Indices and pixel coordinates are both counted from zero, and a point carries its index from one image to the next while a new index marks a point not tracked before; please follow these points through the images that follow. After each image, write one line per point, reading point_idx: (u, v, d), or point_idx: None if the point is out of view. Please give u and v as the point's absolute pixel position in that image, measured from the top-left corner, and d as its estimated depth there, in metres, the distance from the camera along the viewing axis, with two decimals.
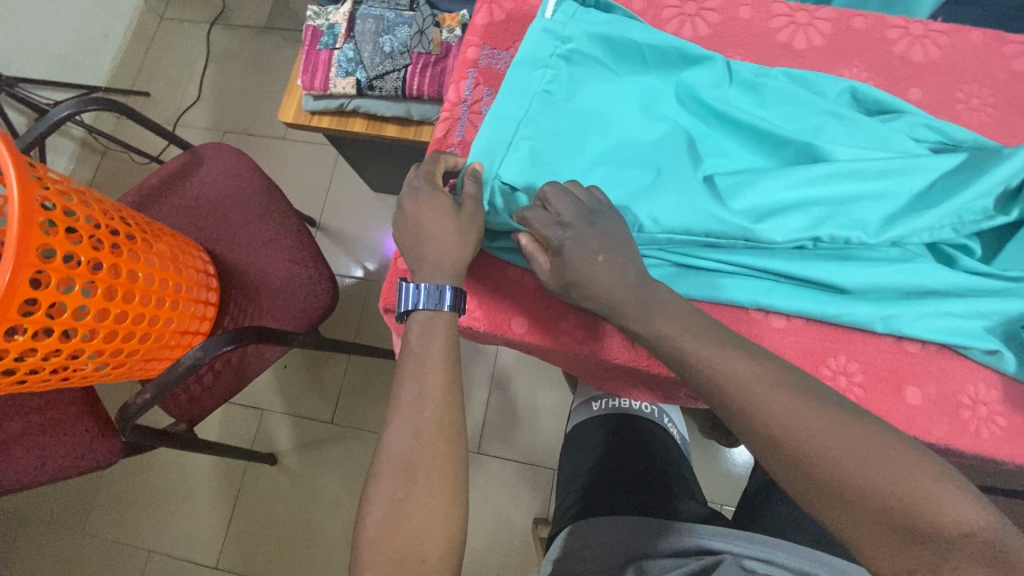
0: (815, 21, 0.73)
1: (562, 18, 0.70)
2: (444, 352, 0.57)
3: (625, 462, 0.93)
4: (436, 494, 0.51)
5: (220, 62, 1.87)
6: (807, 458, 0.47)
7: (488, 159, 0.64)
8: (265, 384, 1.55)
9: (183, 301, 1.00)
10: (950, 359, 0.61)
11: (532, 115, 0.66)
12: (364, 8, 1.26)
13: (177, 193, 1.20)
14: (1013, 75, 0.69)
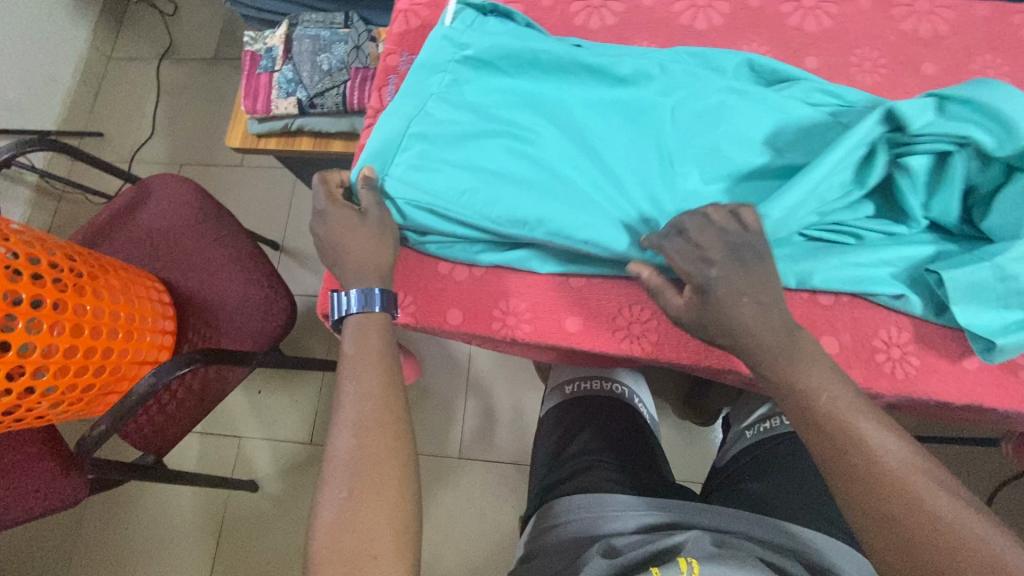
0: (713, 2, 0.76)
1: (461, 28, 0.73)
2: (380, 355, 0.58)
3: (599, 440, 0.88)
4: (382, 482, 0.51)
5: (172, 96, 1.88)
6: (865, 469, 0.49)
7: (379, 160, 0.67)
8: (240, 411, 1.55)
9: (137, 332, 1.00)
10: (862, 306, 0.63)
11: (425, 124, 0.68)
12: (301, 29, 1.28)
13: (128, 226, 1.21)
14: (902, 34, 0.73)
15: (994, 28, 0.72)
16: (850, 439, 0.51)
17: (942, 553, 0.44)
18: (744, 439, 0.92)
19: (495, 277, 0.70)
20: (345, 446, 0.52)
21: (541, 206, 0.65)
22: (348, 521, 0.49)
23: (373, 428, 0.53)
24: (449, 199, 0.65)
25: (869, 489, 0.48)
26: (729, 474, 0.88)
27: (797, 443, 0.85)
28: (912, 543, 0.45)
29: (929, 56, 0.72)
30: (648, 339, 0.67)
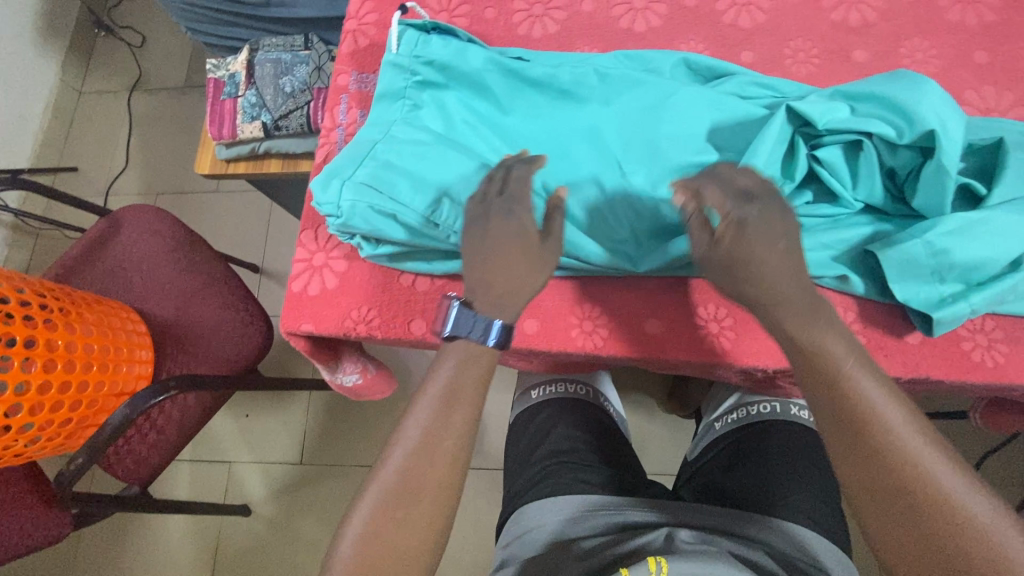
0: (650, 5, 0.79)
1: (406, 51, 0.75)
2: (447, 382, 0.56)
3: (569, 441, 0.89)
4: (421, 484, 0.53)
5: (145, 126, 1.89)
6: (857, 427, 0.48)
7: (337, 176, 0.69)
8: (228, 435, 1.55)
9: (112, 363, 1.00)
10: None
11: (382, 141, 0.72)
12: (261, 53, 1.29)
13: (101, 259, 1.21)
14: (833, 24, 0.75)
15: (922, 12, 0.74)
16: (843, 398, 0.50)
17: (924, 509, 0.45)
18: (715, 430, 0.94)
19: (455, 286, 0.71)
20: (396, 453, 0.54)
21: None
22: (384, 525, 0.51)
23: (443, 433, 0.54)
24: (404, 207, 0.67)
25: (858, 447, 0.48)
26: (701, 465, 0.90)
27: (762, 431, 0.87)
28: (911, 517, 0.45)
29: (860, 44, 0.74)
30: (599, 336, 0.69)
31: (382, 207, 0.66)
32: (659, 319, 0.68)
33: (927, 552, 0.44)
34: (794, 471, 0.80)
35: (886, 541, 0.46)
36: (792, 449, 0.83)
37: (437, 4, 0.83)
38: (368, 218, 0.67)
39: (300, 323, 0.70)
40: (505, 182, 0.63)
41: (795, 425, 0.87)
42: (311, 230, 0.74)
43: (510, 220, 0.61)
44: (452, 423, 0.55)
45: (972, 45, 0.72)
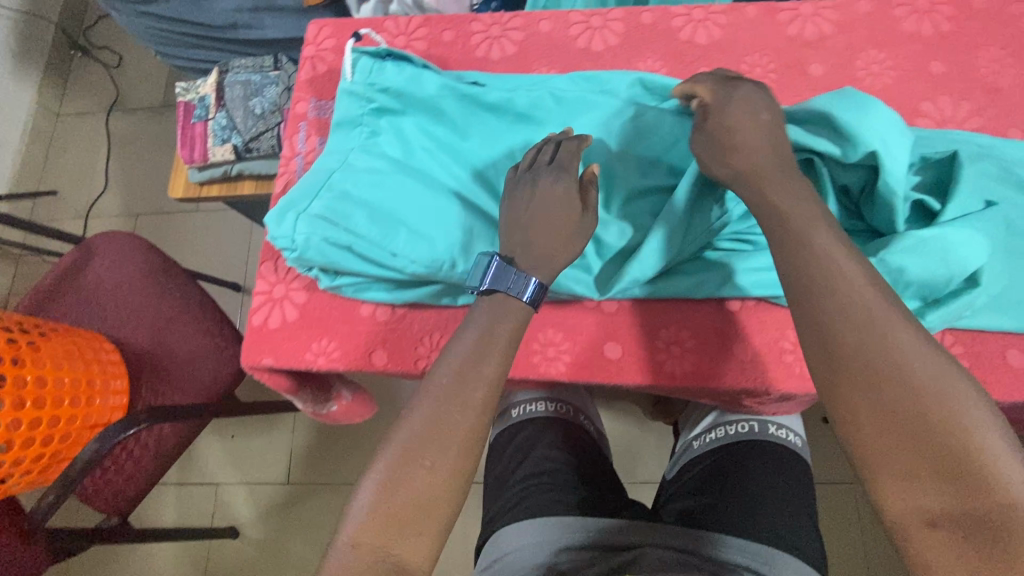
0: (607, 23, 0.78)
1: (361, 79, 0.75)
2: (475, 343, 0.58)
3: (545, 462, 0.88)
4: (447, 435, 0.53)
5: (123, 147, 1.87)
6: (842, 325, 0.46)
7: (293, 207, 0.68)
8: (215, 458, 1.54)
9: (85, 396, 0.98)
10: (768, 309, 0.65)
11: (338, 171, 0.71)
12: (231, 75, 1.26)
13: (74, 287, 1.20)
14: (789, 39, 0.75)
15: (877, 23, 0.74)
16: (830, 301, 0.47)
17: (905, 404, 0.42)
18: (693, 449, 0.94)
19: (415, 315, 0.70)
20: (426, 402, 0.54)
21: (453, 243, 0.67)
22: (410, 469, 0.51)
23: (473, 382, 0.55)
24: (360, 238, 0.66)
25: (846, 356, 0.45)
26: (679, 485, 0.89)
27: (739, 449, 0.87)
28: (892, 409, 0.43)
29: (816, 57, 0.74)
30: (562, 361, 0.66)
31: (337, 239, 0.66)
32: (620, 342, 0.66)
33: (922, 468, 0.41)
34: (771, 488, 0.80)
35: (863, 440, 0.43)
36: (770, 468, 0.83)
37: (395, 27, 0.82)
38: (324, 252, 0.66)
39: (260, 357, 0.70)
40: (556, 154, 0.65)
41: (773, 444, 0.87)
42: (270, 261, 0.73)
43: (557, 184, 0.63)
44: (480, 381, 0.55)
45: (927, 56, 0.72)
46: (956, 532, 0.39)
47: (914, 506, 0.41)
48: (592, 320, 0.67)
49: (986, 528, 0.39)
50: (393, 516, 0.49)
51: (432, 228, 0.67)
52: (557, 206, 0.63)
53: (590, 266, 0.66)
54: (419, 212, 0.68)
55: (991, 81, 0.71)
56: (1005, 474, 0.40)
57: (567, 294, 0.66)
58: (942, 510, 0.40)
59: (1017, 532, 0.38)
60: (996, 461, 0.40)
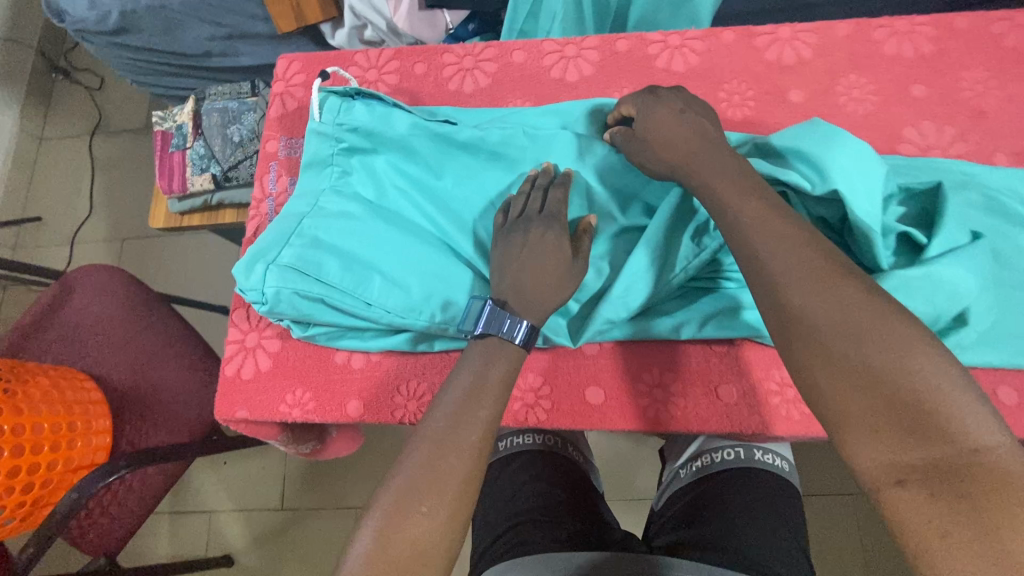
0: (582, 52, 0.77)
1: (329, 118, 0.73)
2: (466, 384, 0.57)
3: (538, 497, 0.83)
4: (446, 480, 0.51)
5: (108, 170, 1.73)
6: (804, 291, 0.46)
7: (263, 257, 0.66)
8: (208, 483, 1.44)
9: (65, 440, 0.95)
10: (754, 349, 0.63)
11: (308, 215, 0.69)
12: (208, 103, 1.23)
13: (56, 325, 1.18)
14: (768, 64, 0.73)
15: (856, 46, 0.72)
16: (794, 269, 0.48)
17: (870, 363, 0.42)
18: (681, 478, 0.92)
19: (392, 363, 0.68)
20: (422, 446, 0.52)
21: (428, 289, 0.65)
22: (407, 517, 0.48)
23: (470, 425, 0.54)
24: (331, 288, 0.64)
25: (811, 326, 0.45)
26: (668, 515, 0.86)
27: (729, 477, 0.85)
28: (856, 375, 0.42)
29: (795, 83, 0.72)
30: (542, 408, 0.65)
31: (307, 290, 0.64)
32: (601, 386, 0.64)
33: (890, 432, 0.40)
34: (766, 513, 0.77)
35: (830, 400, 0.43)
36: (764, 495, 0.81)
37: (366, 61, 0.80)
38: (293, 303, 0.64)
39: (234, 410, 0.68)
40: (546, 202, 0.64)
41: (761, 470, 0.85)
42: (243, 310, 0.71)
43: (549, 232, 0.62)
44: (462, 444, 0.53)
45: (909, 79, 0.70)
46: (926, 488, 0.37)
47: (882, 464, 0.39)
48: (572, 364, 0.66)
49: (957, 482, 0.37)
50: (393, 560, 0.46)
51: (405, 274, 0.66)
52: (550, 253, 0.61)
53: (568, 309, 0.65)
54: (391, 258, 0.66)
55: (975, 104, 0.69)
56: (973, 428, 0.38)
57: (544, 340, 0.65)
58: (911, 466, 0.38)
59: (988, 483, 0.36)
60: (962, 415, 0.39)
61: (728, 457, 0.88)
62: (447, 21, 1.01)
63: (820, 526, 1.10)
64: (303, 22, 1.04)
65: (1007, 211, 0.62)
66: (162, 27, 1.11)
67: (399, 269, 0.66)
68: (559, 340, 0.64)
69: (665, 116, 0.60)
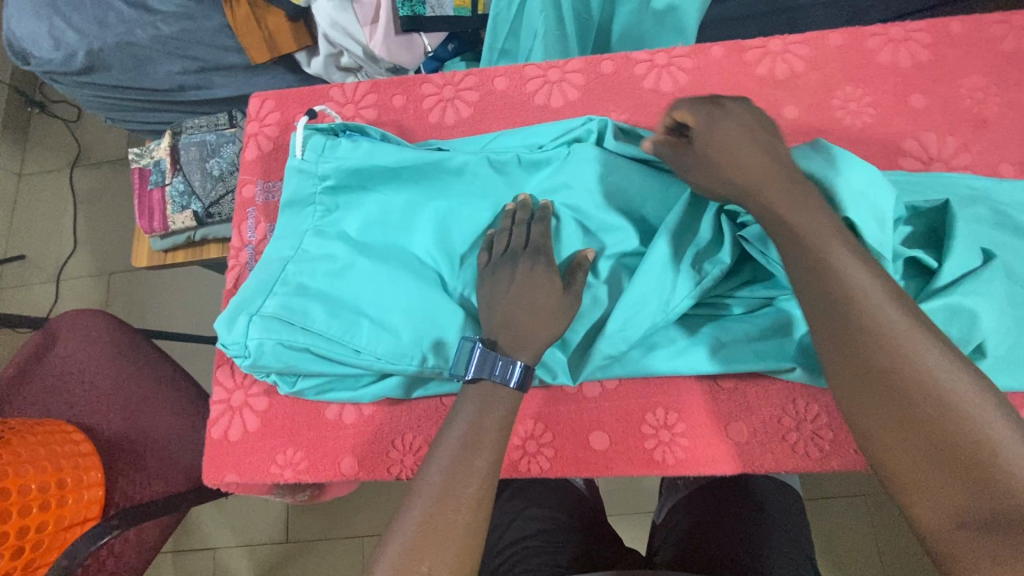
0: (566, 76, 0.74)
1: (312, 156, 0.68)
2: (463, 431, 0.53)
3: (534, 524, 0.79)
4: (444, 540, 0.47)
5: (89, 204, 1.61)
6: (858, 335, 0.42)
7: (245, 307, 0.63)
8: (207, 516, 1.30)
9: (57, 498, 0.80)
10: (763, 384, 0.60)
11: (293, 259, 0.65)
12: (184, 137, 1.18)
13: (39, 371, 1.03)
14: (760, 80, 0.70)
15: (850, 56, 0.70)
16: (846, 310, 0.44)
17: (926, 414, 0.39)
18: (678, 488, 0.89)
19: (386, 417, 0.65)
20: (418, 504, 0.49)
21: (418, 332, 0.62)
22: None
23: (466, 477, 0.50)
24: (318, 337, 0.61)
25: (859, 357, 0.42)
26: (670, 529, 0.83)
27: (728, 486, 0.83)
28: (908, 412, 0.40)
29: (789, 98, 0.69)
30: (544, 456, 0.62)
31: (293, 340, 0.61)
32: (606, 431, 0.61)
33: (944, 473, 0.37)
34: (769, 524, 0.76)
35: (882, 442, 0.40)
36: (763, 503, 0.80)
37: (342, 95, 0.77)
38: (279, 355, 0.61)
39: (223, 474, 0.65)
40: (530, 235, 0.62)
41: (755, 478, 0.83)
42: (226, 366, 0.68)
43: (538, 267, 0.59)
44: (464, 503, 0.49)
45: (907, 89, 0.68)
46: (986, 535, 0.35)
47: (940, 518, 0.37)
48: (572, 407, 0.63)
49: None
50: None
51: (396, 317, 0.62)
52: (540, 287, 0.58)
53: (567, 346, 0.62)
54: (378, 300, 0.63)
55: (977, 113, 0.66)
56: None
57: (538, 380, 0.62)
58: (974, 514, 0.36)
59: None
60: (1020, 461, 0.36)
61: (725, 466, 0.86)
62: (425, 44, 0.98)
63: (848, 540, 1.03)
64: (276, 52, 1.02)
65: (1019, 226, 0.60)
66: (131, 63, 1.08)
67: (388, 310, 0.62)
68: (561, 378, 0.61)
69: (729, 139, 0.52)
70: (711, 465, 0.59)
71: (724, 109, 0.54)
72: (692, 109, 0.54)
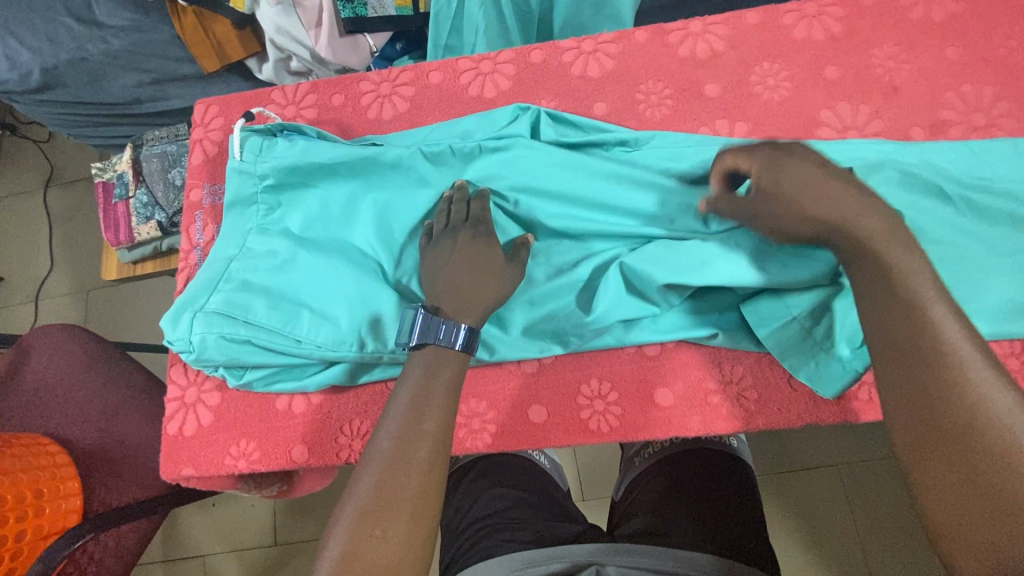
0: (497, 67, 0.76)
1: (251, 157, 0.69)
2: (411, 395, 0.54)
3: (496, 502, 0.79)
4: (396, 505, 0.48)
5: (64, 222, 1.62)
6: (917, 359, 0.42)
7: (192, 305, 0.65)
8: (192, 525, 1.27)
9: (32, 507, 0.78)
10: (688, 352, 0.63)
11: (236, 257, 0.67)
12: (145, 149, 1.18)
13: (12, 391, 0.98)
14: (682, 61, 0.73)
15: (766, 34, 0.72)
16: (922, 359, 0.42)
17: (990, 474, 0.37)
18: (635, 467, 0.90)
19: (333, 403, 0.67)
20: (370, 469, 0.50)
21: (361, 320, 0.64)
22: (361, 544, 0.46)
23: (418, 440, 0.51)
24: (260, 329, 0.63)
25: (917, 385, 0.41)
26: (630, 502, 0.83)
27: (683, 460, 0.84)
28: (964, 452, 0.38)
29: (710, 77, 0.72)
30: (487, 432, 0.64)
31: (234, 334, 0.63)
32: (544, 405, 0.64)
33: (992, 524, 0.36)
34: (722, 494, 0.78)
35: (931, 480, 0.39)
36: (720, 475, 0.81)
37: (283, 97, 0.79)
38: (226, 350, 0.64)
39: (179, 468, 0.67)
40: (469, 211, 0.64)
41: (707, 451, 0.85)
42: (180, 365, 0.70)
43: (479, 239, 0.62)
44: (415, 465, 0.50)
45: (821, 61, 0.70)
46: None
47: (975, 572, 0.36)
48: (511, 384, 0.65)
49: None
50: None
51: (336, 307, 0.64)
52: (477, 258, 0.61)
53: (509, 326, 0.64)
54: (321, 292, 0.65)
55: (888, 80, 0.69)
56: None
57: (476, 360, 0.64)
58: None
59: None
60: None
61: (675, 441, 0.87)
62: (370, 44, 1.01)
63: (819, 512, 1.04)
64: (226, 59, 1.04)
65: (927, 184, 0.62)
66: (86, 78, 1.09)
67: (332, 304, 0.65)
68: (511, 356, 0.64)
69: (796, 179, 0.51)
70: (644, 429, 0.62)
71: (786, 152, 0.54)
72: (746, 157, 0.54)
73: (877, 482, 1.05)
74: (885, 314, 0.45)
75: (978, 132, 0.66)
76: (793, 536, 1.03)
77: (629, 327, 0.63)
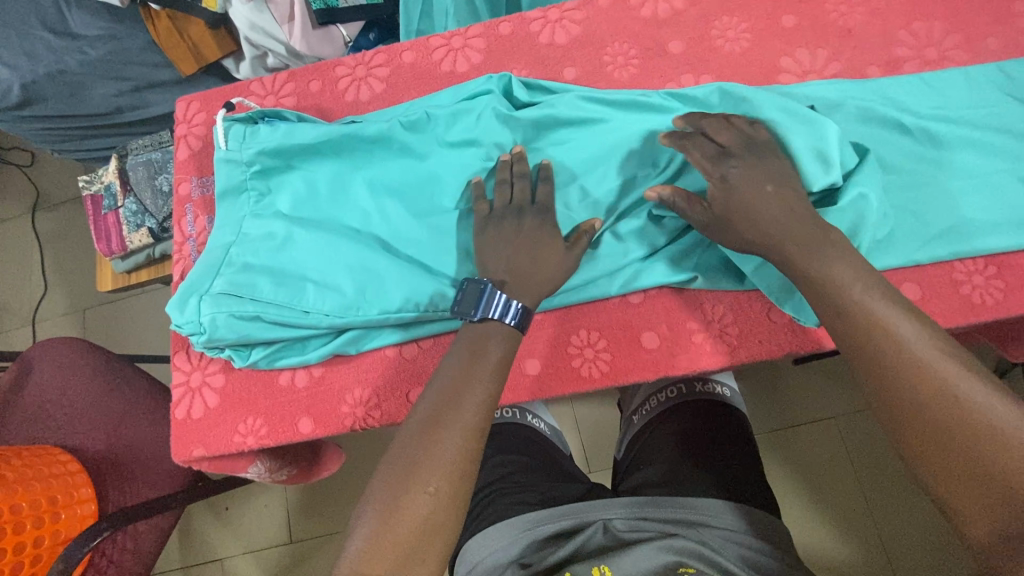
0: (468, 42, 0.78)
1: (235, 145, 0.71)
2: (455, 364, 0.57)
3: (502, 470, 0.81)
4: (439, 459, 0.51)
5: (54, 243, 1.63)
6: (880, 357, 0.49)
7: (195, 291, 0.67)
8: (208, 529, 1.28)
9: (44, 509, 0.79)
10: (670, 296, 0.66)
11: (234, 244, 0.69)
12: (131, 158, 1.19)
13: (18, 408, 0.99)
14: (645, 21, 0.75)
15: None
16: (908, 368, 0.47)
17: (987, 456, 0.42)
18: (634, 424, 0.90)
19: (334, 374, 0.70)
20: (417, 430, 0.53)
21: (360, 288, 0.67)
22: (413, 498, 0.49)
23: (461, 403, 0.54)
24: (269, 305, 0.66)
25: (888, 378, 0.48)
26: (631, 460, 0.84)
27: (679, 414, 0.85)
28: (943, 427, 0.44)
29: (672, 34, 0.74)
30: None
31: (243, 312, 0.65)
32: (537, 357, 0.66)
33: (977, 485, 0.42)
34: (720, 444, 0.79)
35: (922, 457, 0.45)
36: (716, 424, 0.82)
37: (263, 88, 0.81)
38: (236, 330, 0.66)
39: (191, 450, 0.69)
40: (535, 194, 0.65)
41: (702, 401, 0.86)
42: (183, 352, 0.72)
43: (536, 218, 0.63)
44: (461, 419, 0.53)
45: (777, 12, 0.73)
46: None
47: (983, 533, 0.41)
48: None
49: None
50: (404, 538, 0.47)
51: (338, 276, 0.67)
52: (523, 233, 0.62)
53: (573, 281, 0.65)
54: (320, 264, 0.67)
55: (842, 24, 0.72)
56: None
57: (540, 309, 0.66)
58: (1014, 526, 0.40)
59: None
60: None
61: (669, 395, 0.88)
62: (343, 34, 1.03)
63: (816, 459, 1.07)
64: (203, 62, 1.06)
65: (887, 118, 0.65)
66: (66, 92, 1.11)
67: (332, 278, 0.67)
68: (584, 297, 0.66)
69: (745, 178, 0.58)
70: (635, 371, 0.65)
71: (758, 158, 0.59)
72: (699, 146, 0.61)
73: (873, 431, 1.08)
74: (866, 330, 0.50)
75: (930, 66, 0.69)
76: (792, 484, 1.07)
77: (615, 277, 0.66)
